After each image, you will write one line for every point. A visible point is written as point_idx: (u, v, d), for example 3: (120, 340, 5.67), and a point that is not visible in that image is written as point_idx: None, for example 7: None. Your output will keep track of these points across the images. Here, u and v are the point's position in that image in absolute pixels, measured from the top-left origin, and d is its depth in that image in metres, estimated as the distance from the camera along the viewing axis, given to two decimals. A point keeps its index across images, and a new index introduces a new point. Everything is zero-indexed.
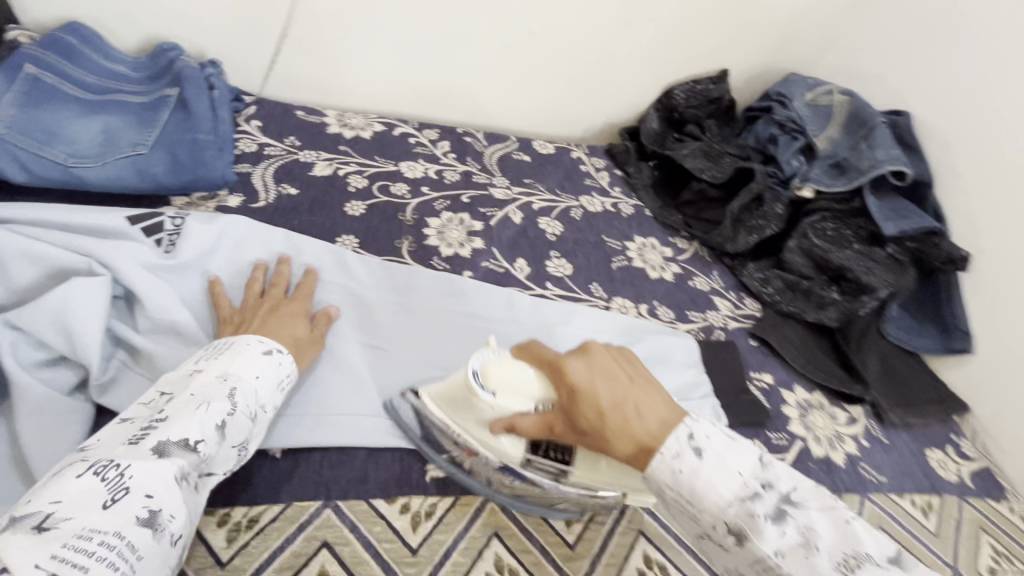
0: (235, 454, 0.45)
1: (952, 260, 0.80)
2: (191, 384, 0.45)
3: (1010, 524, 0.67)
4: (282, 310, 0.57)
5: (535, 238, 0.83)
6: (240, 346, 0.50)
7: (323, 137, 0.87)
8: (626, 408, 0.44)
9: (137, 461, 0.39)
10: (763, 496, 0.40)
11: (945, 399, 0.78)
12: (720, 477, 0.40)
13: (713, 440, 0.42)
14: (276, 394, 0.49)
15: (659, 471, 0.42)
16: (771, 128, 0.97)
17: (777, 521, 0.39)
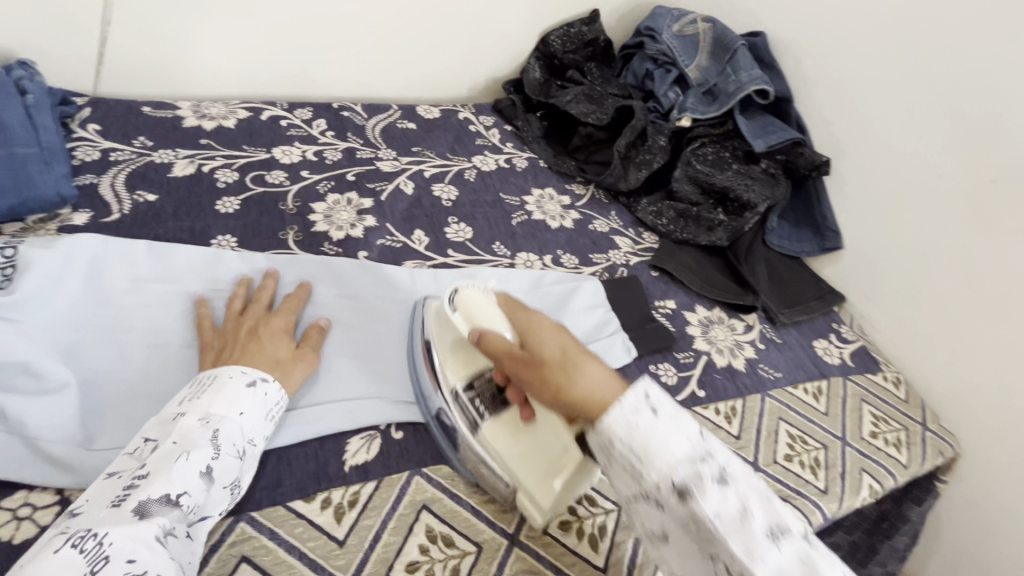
0: (225, 494, 0.43)
1: (816, 167, 0.86)
2: (170, 431, 0.43)
3: (885, 390, 0.77)
4: (263, 331, 0.55)
5: (431, 206, 0.81)
6: (222, 380, 0.48)
7: (178, 132, 0.79)
8: (567, 364, 0.45)
9: (117, 523, 0.36)
10: (752, 517, 0.36)
11: (827, 294, 0.86)
12: (711, 490, 0.37)
13: (709, 453, 0.39)
14: (264, 424, 0.48)
15: (620, 425, 0.40)
16: (646, 64, 1.00)
17: (770, 543, 0.36)
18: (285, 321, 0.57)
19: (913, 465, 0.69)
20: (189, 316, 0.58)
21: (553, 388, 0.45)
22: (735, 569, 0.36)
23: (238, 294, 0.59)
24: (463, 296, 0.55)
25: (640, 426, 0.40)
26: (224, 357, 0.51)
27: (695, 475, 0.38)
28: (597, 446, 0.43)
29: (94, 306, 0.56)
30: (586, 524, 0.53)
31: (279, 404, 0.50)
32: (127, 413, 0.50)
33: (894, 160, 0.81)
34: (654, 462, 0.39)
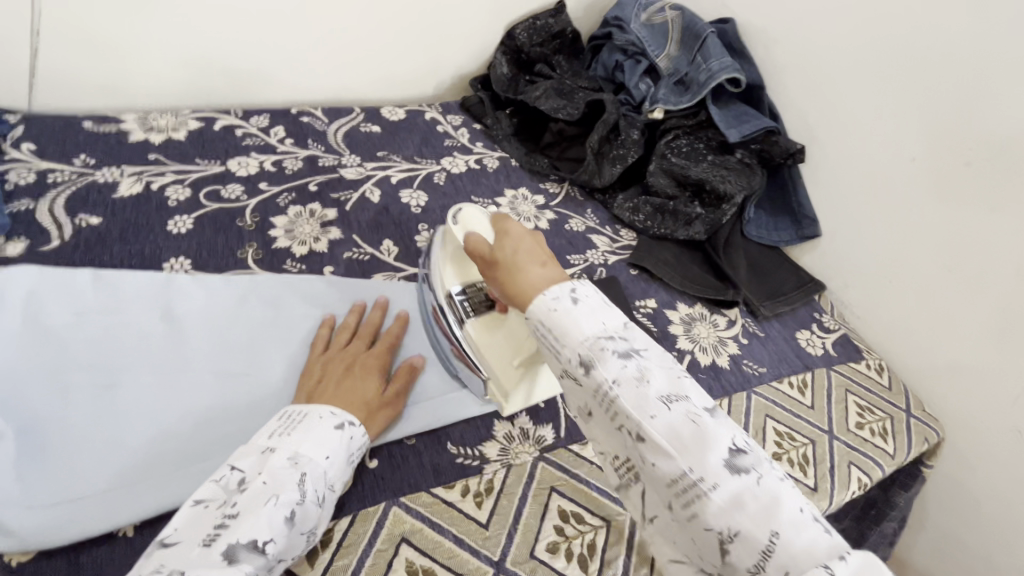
0: (304, 539, 0.42)
1: (791, 154, 0.85)
2: (262, 469, 0.42)
3: (869, 378, 0.76)
4: (357, 368, 0.55)
5: (399, 214, 0.78)
6: (313, 419, 0.47)
7: (123, 148, 0.74)
8: (517, 263, 0.47)
9: (204, 568, 0.36)
10: (700, 431, 0.36)
11: (807, 283, 0.85)
12: (652, 401, 0.37)
13: (653, 364, 0.39)
14: (350, 466, 0.46)
15: (539, 312, 0.43)
16: (615, 55, 0.98)
17: (715, 457, 0.35)
18: (382, 361, 0.57)
19: (899, 454, 0.68)
20: (140, 349, 0.55)
21: (506, 279, 0.47)
22: (678, 487, 0.35)
23: (346, 324, 0.60)
24: (466, 217, 0.57)
25: (577, 329, 0.41)
26: (319, 388, 0.52)
27: (637, 387, 0.38)
28: (551, 362, 0.43)
29: (35, 346, 0.52)
30: (575, 545, 0.51)
31: (361, 448, 0.49)
32: (72, 449, 0.47)
33: (868, 146, 0.80)
34: (594, 376, 0.39)
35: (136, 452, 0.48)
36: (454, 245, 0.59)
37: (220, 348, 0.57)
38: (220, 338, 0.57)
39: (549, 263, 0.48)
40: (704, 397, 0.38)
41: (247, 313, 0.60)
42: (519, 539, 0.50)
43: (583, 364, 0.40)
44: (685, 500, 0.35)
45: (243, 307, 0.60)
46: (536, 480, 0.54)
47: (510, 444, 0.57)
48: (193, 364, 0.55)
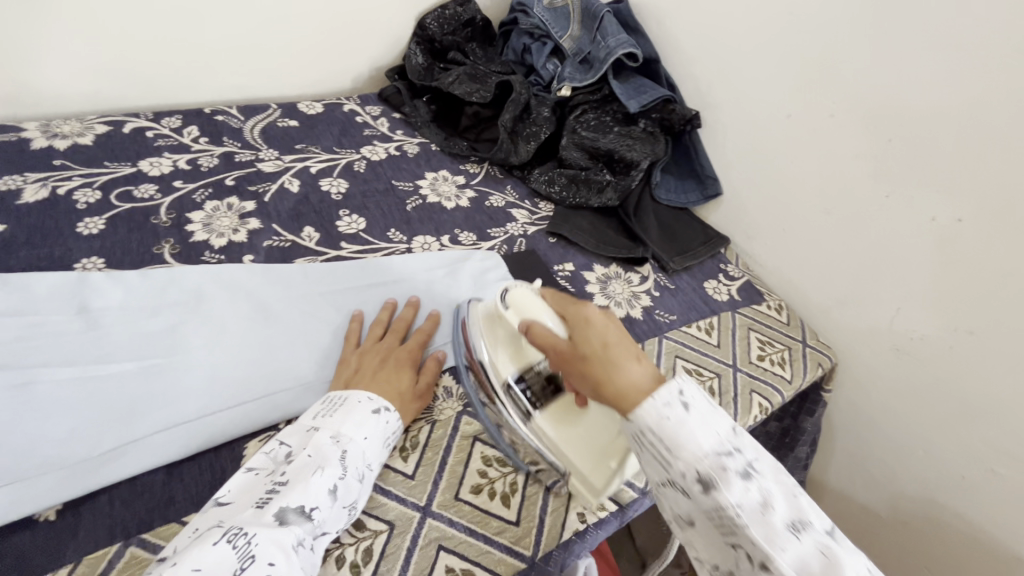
0: (345, 514, 0.46)
1: (688, 120, 0.92)
2: (307, 443, 0.47)
3: (770, 317, 0.84)
4: (392, 361, 0.59)
5: (320, 202, 0.80)
6: (351, 402, 0.52)
7: (24, 156, 0.73)
8: (608, 357, 0.44)
9: (263, 527, 0.39)
10: (829, 563, 0.33)
11: (713, 238, 0.92)
12: (781, 533, 0.34)
13: (721, 430, 0.39)
14: (382, 451, 0.51)
15: (646, 418, 0.39)
16: (522, 39, 1.02)
17: (779, 523, 0.35)
18: (413, 353, 0.61)
19: (796, 379, 0.76)
20: (55, 346, 0.55)
21: (592, 379, 0.44)
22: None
23: (379, 319, 0.64)
24: (514, 297, 0.56)
25: (694, 445, 0.37)
26: (358, 377, 0.56)
27: (763, 514, 0.35)
28: (652, 470, 0.41)
29: None
30: (498, 485, 0.55)
31: (396, 435, 0.53)
32: None
33: (751, 106, 0.87)
34: (712, 496, 0.36)
35: (57, 440, 0.49)
36: (507, 325, 0.57)
37: (140, 338, 0.57)
38: (137, 326, 0.58)
39: (641, 355, 0.45)
40: (822, 517, 0.36)
41: (165, 301, 0.61)
42: (444, 484, 0.54)
43: (654, 424, 0.39)
44: (742, 551, 0.35)
45: (160, 296, 0.61)
46: (460, 431, 0.58)
47: (435, 403, 0.60)
48: (112, 354, 0.55)
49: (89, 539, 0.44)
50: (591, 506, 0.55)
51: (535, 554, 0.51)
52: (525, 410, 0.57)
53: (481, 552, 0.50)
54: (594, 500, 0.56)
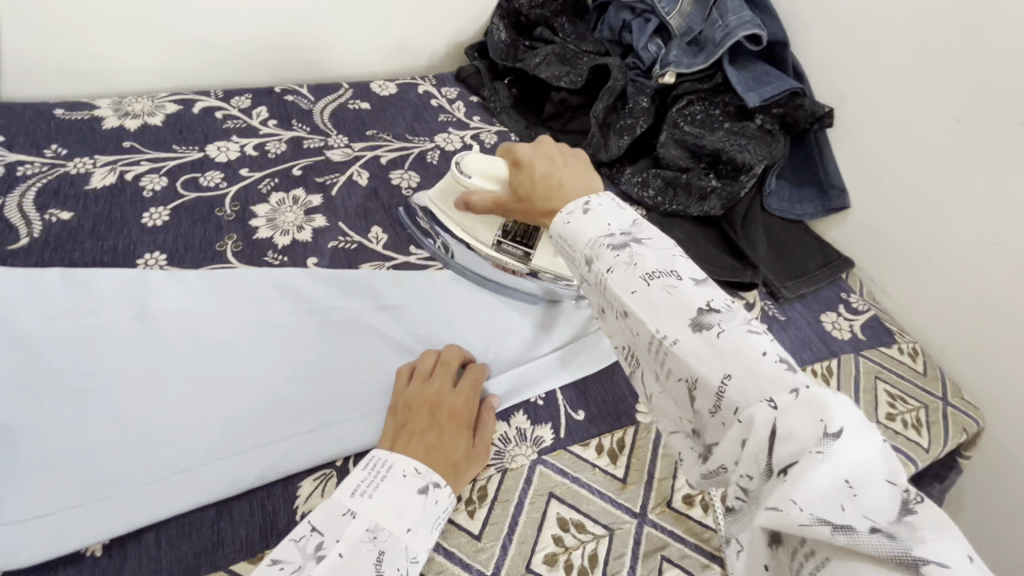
0: None
1: (817, 118, 0.78)
2: (341, 537, 0.40)
3: (903, 364, 0.70)
4: (444, 414, 0.50)
5: (389, 197, 0.73)
6: (395, 477, 0.44)
7: (96, 136, 0.70)
8: (547, 182, 0.49)
9: None
10: (679, 306, 0.36)
11: (833, 260, 0.78)
12: (638, 281, 0.38)
13: (646, 248, 0.40)
14: (432, 538, 0.43)
15: (557, 228, 0.46)
16: (622, 15, 0.89)
17: (683, 319, 0.35)
18: (469, 403, 0.52)
19: (934, 448, 0.63)
20: (112, 352, 0.51)
21: (534, 205, 0.51)
22: (651, 348, 0.37)
23: (434, 354, 0.55)
24: (470, 165, 0.57)
25: (584, 234, 0.43)
26: (404, 434, 0.48)
27: (628, 270, 0.39)
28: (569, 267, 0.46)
29: (4, 351, 0.50)
30: (575, 557, 0.47)
31: (450, 511, 0.45)
32: (46, 452, 0.45)
33: (902, 105, 0.71)
34: (594, 269, 0.41)
35: (106, 463, 0.45)
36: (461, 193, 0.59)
37: (198, 350, 0.53)
38: (195, 335, 0.54)
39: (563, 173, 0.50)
40: (695, 271, 0.38)
41: (223, 309, 0.56)
42: (514, 551, 0.47)
43: (586, 262, 0.42)
44: (660, 359, 0.36)
45: (220, 301, 0.57)
46: (533, 485, 0.51)
47: (506, 448, 0.52)
48: (167, 368, 0.51)
49: None
50: None
51: None
52: (524, 251, 0.62)
53: None
54: None
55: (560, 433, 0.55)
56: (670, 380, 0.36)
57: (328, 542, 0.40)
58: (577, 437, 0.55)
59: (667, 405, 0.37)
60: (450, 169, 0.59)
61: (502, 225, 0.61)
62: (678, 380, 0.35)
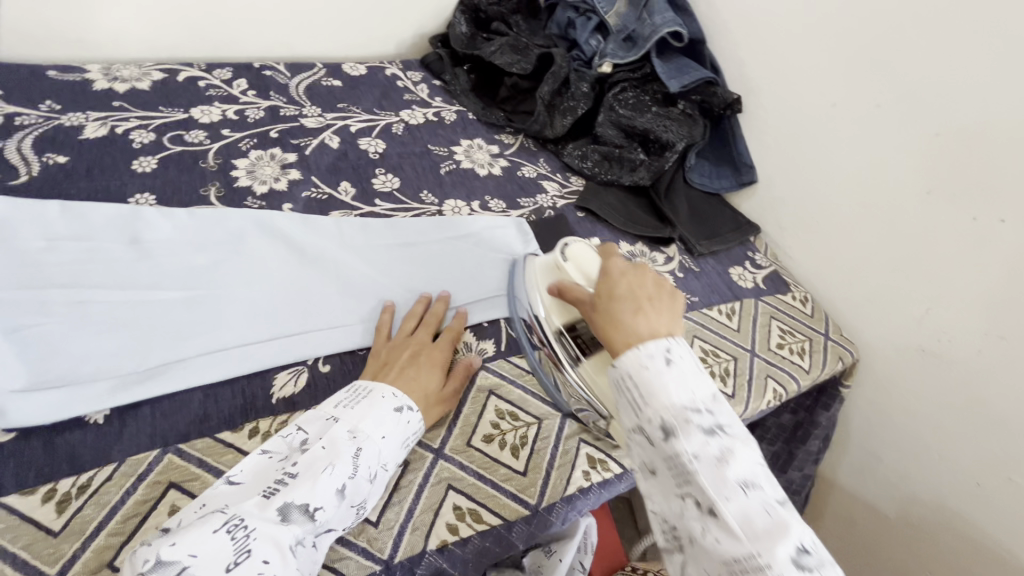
0: (353, 513, 0.46)
1: (729, 103, 0.91)
2: (324, 435, 0.47)
3: (794, 308, 0.83)
4: (424, 358, 0.58)
5: (357, 159, 0.82)
6: (376, 397, 0.52)
7: (88, 96, 0.77)
8: (619, 305, 0.51)
9: (264, 520, 0.41)
10: (775, 525, 0.38)
11: (742, 225, 0.92)
12: (729, 484, 0.40)
13: (737, 446, 0.42)
14: (400, 451, 0.50)
15: (630, 361, 0.46)
16: (568, 13, 1.02)
17: (784, 551, 0.37)
18: (444, 354, 0.60)
19: (813, 370, 0.76)
20: (108, 270, 0.59)
21: (599, 318, 0.52)
22: (742, 564, 0.38)
23: (413, 312, 0.63)
24: (573, 250, 0.60)
25: (665, 395, 0.44)
26: (385, 370, 0.56)
27: (719, 466, 0.41)
28: (626, 416, 0.47)
29: (11, 266, 0.56)
30: (508, 437, 0.57)
31: (417, 434, 0.52)
32: (50, 343, 0.52)
33: (795, 93, 0.86)
34: (671, 442, 0.42)
35: (105, 354, 0.53)
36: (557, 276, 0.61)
37: (184, 271, 0.61)
38: (182, 260, 0.62)
39: (642, 309, 0.50)
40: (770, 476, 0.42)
41: (206, 240, 0.64)
42: (457, 432, 0.56)
43: (663, 429, 0.43)
44: (704, 508, 0.40)
45: (203, 233, 0.65)
46: (476, 384, 0.60)
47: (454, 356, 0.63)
48: (158, 286, 0.59)
49: (132, 443, 0.48)
50: (596, 466, 0.57)
51: (539, 503, 0.53)
52: (576, 355, 0.59)
53: (487, 496, 0.52)
54: (600, 460, 0.58)
55: (501, 347, 0.65)
56: (723, 544, 0.39)
57: (313, 439, 0.48)
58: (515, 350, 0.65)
59: (665, 497, 0.43)
60: (552, 253, 0.62)
61: (574, 322, 0.60)
62: (740, 545, 0.38)
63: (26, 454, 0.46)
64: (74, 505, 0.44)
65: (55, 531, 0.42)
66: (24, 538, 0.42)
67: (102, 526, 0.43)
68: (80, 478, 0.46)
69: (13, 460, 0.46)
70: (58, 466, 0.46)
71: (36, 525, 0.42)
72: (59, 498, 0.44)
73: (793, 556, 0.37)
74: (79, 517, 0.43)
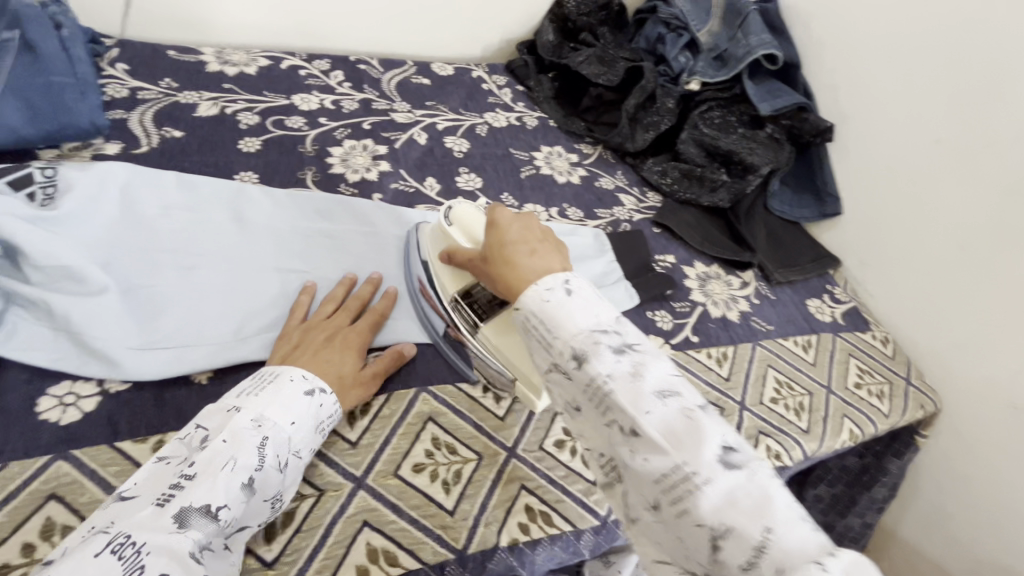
0: (265, 507, 0.42)
1: (820, 132, 0.88)
2: (223, 427, 0.42)
3: (873, 347, 0.80)
4: (338, 340, 0.54)
5: (442, 156, 0.84)
6: (283, 380, 0.47)
7: (201, 76, 0.82)
8: (510, 251, 0.48)
9: (156, 532, 0.35)
10: (694, 427, 0.36)
11: (822, 257, 0.89)
12: (648, 398, 0.37)
13: (650, 360, 0.39)
14: (313, 437, 0.46)
15: (530, 303, 0.42)
16: (658, 28, 1.02)
17: (710, 454, 0.34)
18: (363, 336, 0.56)
19: (893, 415, 0.72)
20: (214, 242, 0.62)
21: (495, 272, 0.48)
22: (667, 482, 0.35)
23: (331, 294, 0.59)
24: (456, 214, 0.60)
25: (567, 321, 0.41)
26: (295, 352, 0.52)
27: (631, 380, 0.38)
28: (539, 358, 0.43)
29: (132, 230, 0.60)
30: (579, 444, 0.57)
31: (331, 418, 0.48)
32: (163, 305, 0.55)
33: (894, 125, 0.82)
34: (585, 368, 0.39)
35: (211, 321, 0.56)
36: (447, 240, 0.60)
37: (282, 250, 0.64)
38: (281, 240, 0.65)
39: (539, 249, 0.48)
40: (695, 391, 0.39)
41: (301, 222, 0.67)
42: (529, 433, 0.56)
43: (574, 357, 0.39)
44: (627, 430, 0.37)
45: (298, 215, 0.67)
46: None
47: None
48: (259, 261, 0.62)
49: None
50: None
51: (608, 515, 0.52)
52: (474, 321, 0.57)
53: (558, 500, 0.52)
54: None
55: None
56: (652, 461, 0.35)
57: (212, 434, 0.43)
58: None
59: (599, 432, 0.39)
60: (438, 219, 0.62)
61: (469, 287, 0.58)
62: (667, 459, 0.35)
63: (138, 407, 0.50)
64: None
65: None
66: None
67: None
68: None
69: (128, 411, 0.49)
70: (165, 420, 0.49)
71: None
72: None
73: (720, 456, 0.35)
74: None
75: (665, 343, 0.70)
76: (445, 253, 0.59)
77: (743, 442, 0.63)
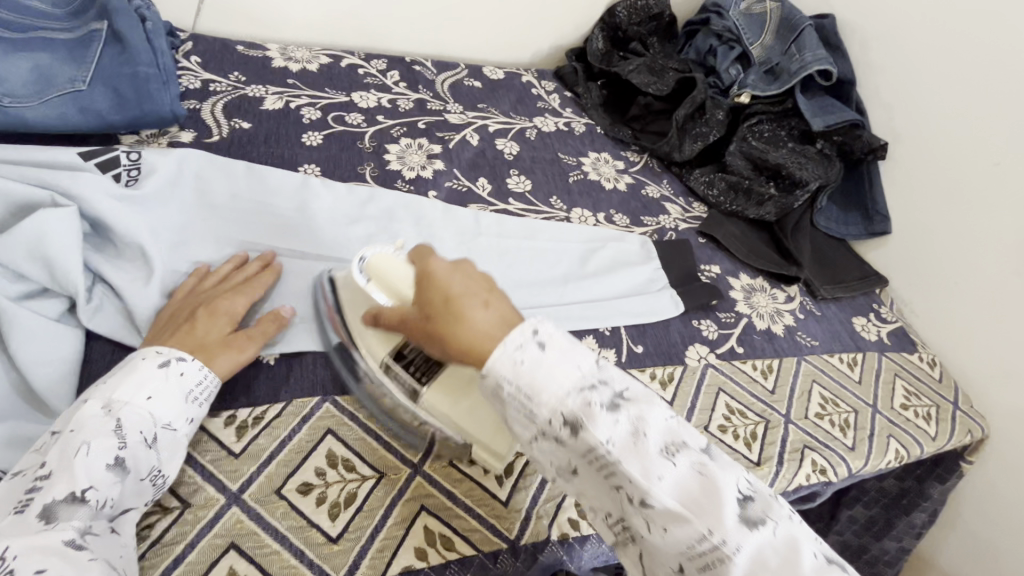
0: (145, 485, 0.42)
1: (872, 150, 0.87)
2: (71, 421, 0.42)
3: (920, 369, 0.79)
4: (204, 309, 0.52)
5: (493, 158, 0.86)
6: (135, 362, 0.46)
7: (267, 71, 0.85)
8: (455, 310, 0.40)
9: (23, 534, 0.35)
10: (706, 483, 0.36)
11: (868, 276, 0.88)
12: (654, 460, 0.36)
13: (645, 413, 0.38)
14: (186, 407, 0.46)
15: (498, 368, 0.38)
16: (709, 40, 1.02)
17: (728, 512, 0.35)
18: (241, 303, 0.54)
19: (940, 438, 0.71)
20: (281, 231, 0.65)
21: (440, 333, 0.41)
22: (691, 549, 0.35)
23: (215, 271, 0.57)
24: (372, 264, 0.50)
25: (550, 387, 0.37)
26: (157, 332, 0.50)
27: (635, 444, 0.36)
28: (519, 428, 0.39)
29: (206, 216, 0.63)
30: None
31: (204, 385, 0.47)
32: None
33: (951, 148, 0.81)
34: (582, 437, 0.36)
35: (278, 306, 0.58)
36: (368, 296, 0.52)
37: (344, 242, 0.66)
38: (342, 232, 0.67)
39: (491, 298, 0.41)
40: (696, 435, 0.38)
41: (360, 215, 0.69)
42: None
43: (568, 425, 0.37)
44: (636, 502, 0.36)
45: (357, 208, 0.70)
46: None
47: None
48: (322, 252, 0.65)
49: (298, 388, 0.53)
50: None
51: None
52: (412, 386, 0.50)
53: None
54: None
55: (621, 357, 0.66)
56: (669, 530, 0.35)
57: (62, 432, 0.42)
58: (635, 363, 0.66)
59: (605, 496, 0.38)
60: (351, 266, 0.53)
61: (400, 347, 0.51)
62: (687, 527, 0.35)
63: None
64: (251, 432, 0.49)
65: (234, 453, 0.48)
66: (210, 454, 0.47)
67: (272, 455, 0.48)
68: (255, 410, 0.51)
69: None
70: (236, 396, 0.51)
71: (220, 445, 0.48)
72: (238, 425, 0.49)
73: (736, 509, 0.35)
74: (254, 445, 0.48)
75: (710, 352, 0.70)
76: (370, 316, 0.50)
77: (788, 454, 0.63)
